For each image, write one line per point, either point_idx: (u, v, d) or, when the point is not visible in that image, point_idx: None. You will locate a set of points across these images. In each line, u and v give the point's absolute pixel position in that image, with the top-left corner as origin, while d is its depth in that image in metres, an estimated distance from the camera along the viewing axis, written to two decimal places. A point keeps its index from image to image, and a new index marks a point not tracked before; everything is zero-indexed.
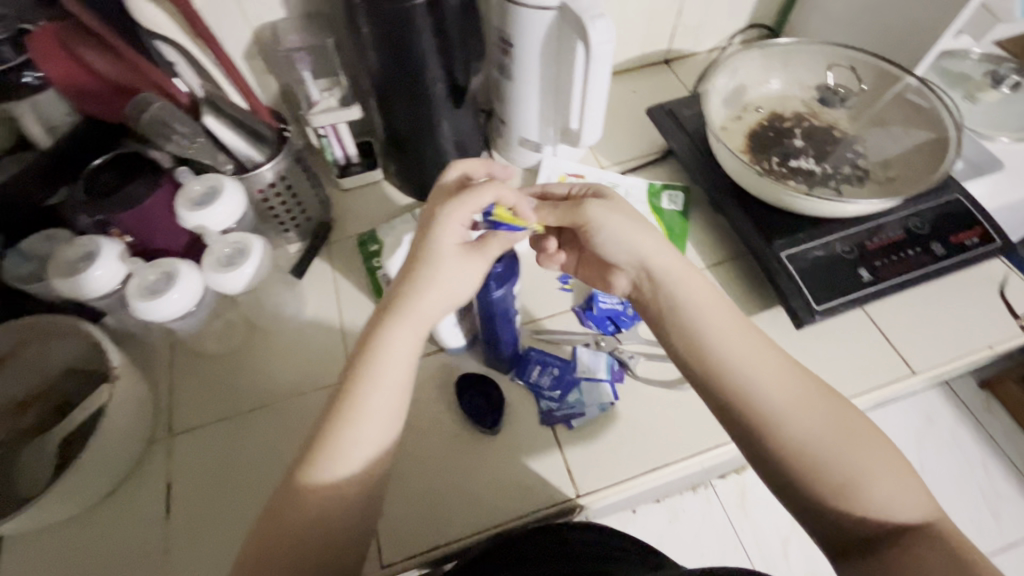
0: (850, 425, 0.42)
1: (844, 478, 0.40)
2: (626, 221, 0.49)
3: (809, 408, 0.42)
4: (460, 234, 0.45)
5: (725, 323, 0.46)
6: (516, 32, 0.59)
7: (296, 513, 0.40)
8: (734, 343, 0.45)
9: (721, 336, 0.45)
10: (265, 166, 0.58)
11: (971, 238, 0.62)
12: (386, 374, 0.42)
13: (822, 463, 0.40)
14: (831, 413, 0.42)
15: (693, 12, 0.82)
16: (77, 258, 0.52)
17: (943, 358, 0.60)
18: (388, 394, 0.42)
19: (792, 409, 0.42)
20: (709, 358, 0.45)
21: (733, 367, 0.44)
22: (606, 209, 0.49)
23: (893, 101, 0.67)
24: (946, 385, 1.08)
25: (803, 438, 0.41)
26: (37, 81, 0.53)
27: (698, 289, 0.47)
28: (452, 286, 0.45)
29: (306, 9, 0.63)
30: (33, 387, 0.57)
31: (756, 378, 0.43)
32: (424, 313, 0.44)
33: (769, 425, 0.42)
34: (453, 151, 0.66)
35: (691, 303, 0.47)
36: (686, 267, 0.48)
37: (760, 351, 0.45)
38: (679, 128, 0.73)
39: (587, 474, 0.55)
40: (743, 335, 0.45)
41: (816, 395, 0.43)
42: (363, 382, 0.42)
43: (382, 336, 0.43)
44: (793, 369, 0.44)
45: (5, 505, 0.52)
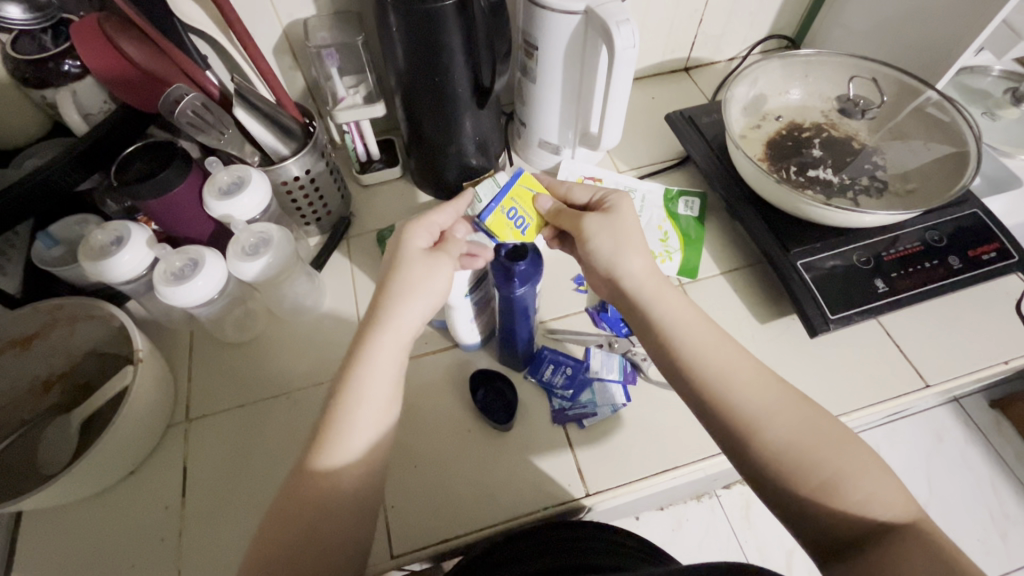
0: (829, 432, 0.43)
1: (822, 481, 0.40)
2: (614, 235, 0.50)
3: (783, 414, 0.43)
4: (425, 240, 0.49)
5: (699, 332, 0.47)
6: (541, 35, 0.60)
7: (312, 500, 0.40)
8: (710, 351, 0.46)
9: (696, 346, 0.46)
10: (290, 159, 0.59)
11: (989, 252, 0.61)
12: (375, 376, 0.44)
13: (803, 467, 0.41)
14: (809, 419, 0.43)
15: (714, 21, 0.83)
16: (107, 243, 0.53)
17: (957, 372, 0.60)
18: (380, 393, 0.44)
19: (769, 415, 0.43)
20: (686, 365, 0.46)
21: (710, 374, 0.45)
22: (599, 223, 0.51)
23: (913, 114, 0.68)
24: (957, 404, 1.07)
25: (782, 444, 0.42)
26: (76, 69, 0.55)
27: (674, 305, 0.49)
28: (431, 291, 0.47)
29: (336, 7, 0.65)
30: (57, 367, 0.59)
31: (733, 385, 0.44)
32: (408, 317, 0.46)
33: (745, 430, 0.43)
34: (473, 150, 0.67)
35: (667, 319, 0.48)
36: (660, 283, 0.50)
37: (735, 361, 0.46)
38: (697, 135, 0.74)
39: (597, 473, 0.55)
40: (717, 344, 0.47)
41: (793, 403, 0.44)
42: (354, 381, 0.43)
43: (369, 339, 0.44)
44: (767, 378, 0.45)
45: (25, 482, 0.53)
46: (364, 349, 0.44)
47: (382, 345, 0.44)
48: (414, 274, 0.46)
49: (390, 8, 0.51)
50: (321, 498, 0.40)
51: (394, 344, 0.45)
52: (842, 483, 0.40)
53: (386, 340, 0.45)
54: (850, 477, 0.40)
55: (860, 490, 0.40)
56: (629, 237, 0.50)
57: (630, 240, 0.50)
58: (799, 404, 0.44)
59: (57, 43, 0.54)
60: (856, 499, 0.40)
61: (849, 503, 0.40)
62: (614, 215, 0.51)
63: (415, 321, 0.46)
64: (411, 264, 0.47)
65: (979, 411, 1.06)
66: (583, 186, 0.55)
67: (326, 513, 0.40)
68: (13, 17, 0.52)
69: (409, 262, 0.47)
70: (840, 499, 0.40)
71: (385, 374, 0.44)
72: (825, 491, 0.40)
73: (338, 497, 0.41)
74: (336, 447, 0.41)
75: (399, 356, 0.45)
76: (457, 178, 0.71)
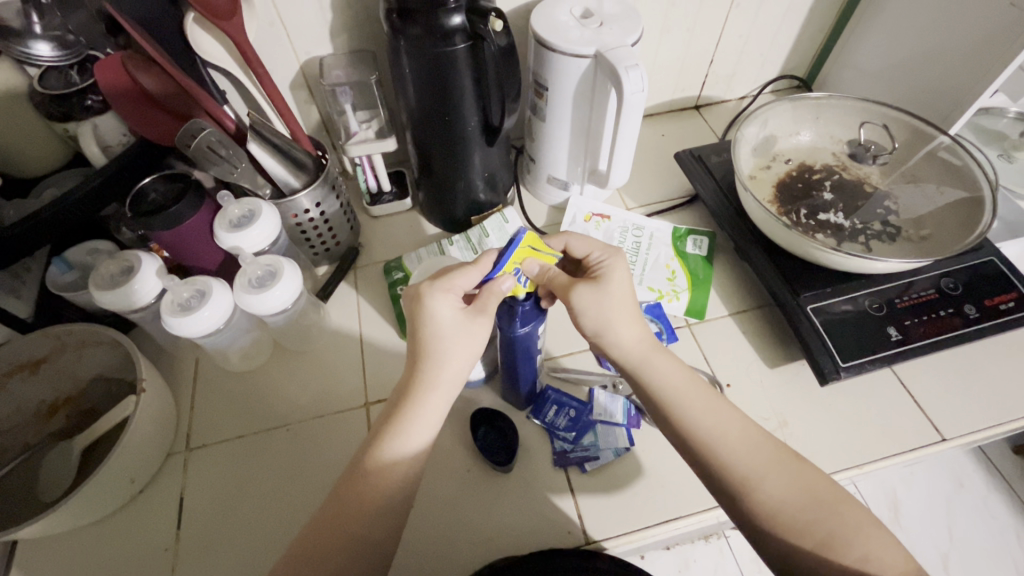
0: (825, 490, 0.42)
1: (818, 540, 0.40)
2: (599, 313, 0.48)
3: (777, 471, 0.43)
4: (457, 303, 0.45)
5: (695, 385, 0.47)
6: (551, 77, 0.61)
7: (321, 551, 0.40)
8: (703, 403, 0.46)
9: (686, 396, 0.46)
10: (301, 193, 0.60)
11: (1007, 302, 0.60)
12: (408, 435, 0.43)
13: (798, 524, 0.40)
14: (801, 476, 0.43)
15: (725, 62, 0.84)
16: (117, 273, 0.54)
17: (976, 425, 0.58)
18: (410, 456, 0.43)
19: (764, 470, 0.42)
20: (679, 415, 0.45)
21: (704, 427, 0.44)
22: (588, 299, 0.47)
23: (926, 158, 0.67)
24: (978, 448, 1.04)
25: (776, 499, 0.41)
26: (98, 104, 0.57)
27: (667, 370, 0.47)
28: (468, 356, 0.45)
29: (352, 46, 0.67)
30: (63, 392, 0.59)
31: (725, 439, 0.44)
32: (449, 383, 0.45)
33: (747, 488, 0.42)
34: (482, 185, 0.68)
35: (657, 383, 0.47)
36: (649, 347, 0.48)
37: (727, 412, 0.46)
38: (707, 174, 0.74)
39: (599, 519, 0.54)
40: (709, 398, 0.46)
41: (787, 458, 0.43)
42: (389, 443, 0.43)
43: (412, 407, 0.44)
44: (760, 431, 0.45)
45: (24, 508, 0.53)
46: (404, 415, 0.44)
47: (423, 413, 0.44)
48: (453, 344, 0.45)
49: (404, 51, 0.52)
50: (339, 552, 0.40)
51: (434, 407, 0.44)
52: (835, 541, 0.40)
53: (428, 408, 0.44)
54: (846, 535, 0.40)
55: (856, 549, 0.39)
56: (625, 298, 0.48)
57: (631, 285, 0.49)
58: (795, 462, 0.43)
59: (84, 77, 0.56)
60: (854, 557, 0.39)
61: (844, 561, 0.39)
62: (605, 287, 0.48)
63: (456, 380, 0.45)
64: (442, 331, 0.45)
65: (1001, 456, 1.03)
66: (585, 240, 0.51)
67: (342, 565, 0.40)
68: (42, 54, 0.55)
69: (444, 334, 0.45)
70: (840, 555, 0.39)
71: (423, 441, 0.44)
72: (818, 550, 0.39)
73: (348, 552, 0.40)
74: (358, 507, 0.41)
75: (439, 420, 0.45)
76: (465, 213, 0.71)
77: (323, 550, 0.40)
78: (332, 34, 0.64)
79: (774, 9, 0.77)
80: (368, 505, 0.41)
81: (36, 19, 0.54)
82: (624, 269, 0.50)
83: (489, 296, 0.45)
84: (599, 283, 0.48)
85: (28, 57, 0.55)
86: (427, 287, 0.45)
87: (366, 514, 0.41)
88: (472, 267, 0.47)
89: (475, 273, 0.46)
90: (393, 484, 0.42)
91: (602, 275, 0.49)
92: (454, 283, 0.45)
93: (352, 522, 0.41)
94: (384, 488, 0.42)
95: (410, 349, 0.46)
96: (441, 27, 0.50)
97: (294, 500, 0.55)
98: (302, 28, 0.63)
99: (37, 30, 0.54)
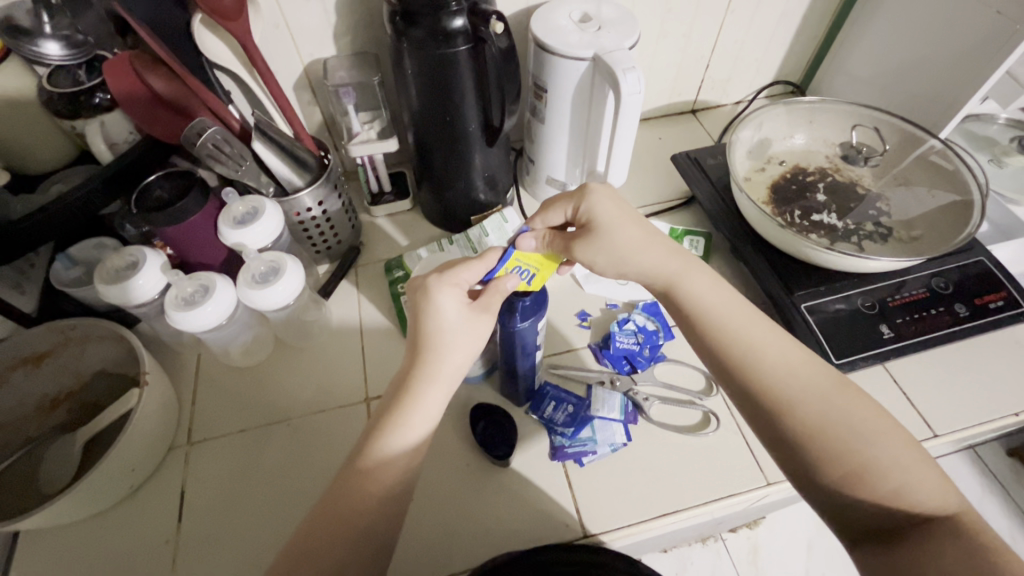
0: (867, 419, 0.42)
1: (849, 471, 0.40)
2: (611, 255, 0.50)
3: (817, 396, 0.43)
4: (456, 295, 0.46)
5: (732, 300, 0.48)
6: (551, 79, 0.62)
7: (324, 540, 0.41)
8: (743, 324, 0.47)
9: (727, 316, 0.47)
10: (303, 191, 0.61)
11: (996, 301, 0.61)
12: (410, 425, 0.44)
13: (830, 454, 0.41)
14: (840, 404, 0.43)
15: (721, 67, 0.86)
16: (122, 267, 0.55)
17: (968, 423, 0.59)
18: (412, 446, 0.44)
19: (803, 391, 0.43)
20: (712, 333, 0.47)
21: (744, 344, 0.46)
22: (595, 247, 0.49)
23: (917, 161, 0.68)
24: (973, 452, 1.05)
25: (813, 423, 0.42)
26: (106, 101, 0.58)
27: (705, 286, 0.49)
28: (469, 349, 0.46)
29: (355, 48, 0.68)
30: (65, 387, 0.60)
31: (764, 359, 0.45)
32: (449, 375, 0.46)
33: (788, 405, 0.43)
34: (482, 185, 0.69)
35: (699, 300, 0.48)
36: (683, 263, 0.50)
37: (771, 334, 0.46)
38: (703, 176, 0.75)
39: (598, 513, 0.54)
40: (754, 320, 0.47)
41: (829, 384, 0.44)
42: (391, 434, 0.43)
43: (414, 396, 0.45)
44: (804, 355, 0.46)
45: (26, 501, 0.54)
46: (406, 407, 0.44)
47: (425, 404, 0.45)
48: (455, 333, 0.46)
49: (406, 52, 0.54)
50: (341, 541, 0.41)
51: (437, 398, 0.45)
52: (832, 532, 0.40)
53: (430, 399, 0.45)
54: (881, 467, 0.40)
55: (894, 480, 0.40)
56: (626, 237, 0.50)
57: (634, 219, 0.51)
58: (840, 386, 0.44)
59: (90, 77, 0.57)
60: (889, 488, 0.40)
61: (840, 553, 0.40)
62: (604, 229, 0.49)
63: (457, 371, 0.46)
64: (444, 325, 0.45)
65: (996, 459, 1.04)
66: (556, 206, 0.52)
67: (345, 555, 0.40)
68: (51, 54, 0.56)
69: (444, 323, 0.45)
70: (876, 483, 0.40)
71: (423, 430, 0.45)
72: None
73: (351, 540, 0.41)
74: (359, 496, 0.42)
75: (439, 412, 0.46)
76: (466, 212, 0.72)
77: (326, 538, 0.41)
78: (336, 36, 0.66)
79: (768, 15, 0.79)
80: (367, 496, 0.42)
81: (47, 20, 0.55)
82: (607, 200, 0.51)
83: (490, 291, 0.47)
84: (595, 228, 0.49)
85: (39, 57, 0.56)
86: (434, 280, 0.46)
87: (368, 505, 0.42)
88: (476, 261, 0.48)
89: (478, 267, 0.48)
90: (393, 474, 0.43)
91: (594, 217, 0.50)
92: (455, 278, 0.46)
93: (355, 512, 0.41)
94: (386, 478, 0.43)
95: (410, 342, 0.47)
96: (444, 29, 0.51)
97: (295, 493, 0.56)
98: (306, 30, 0.64)
99: (47, 29, 0.55)
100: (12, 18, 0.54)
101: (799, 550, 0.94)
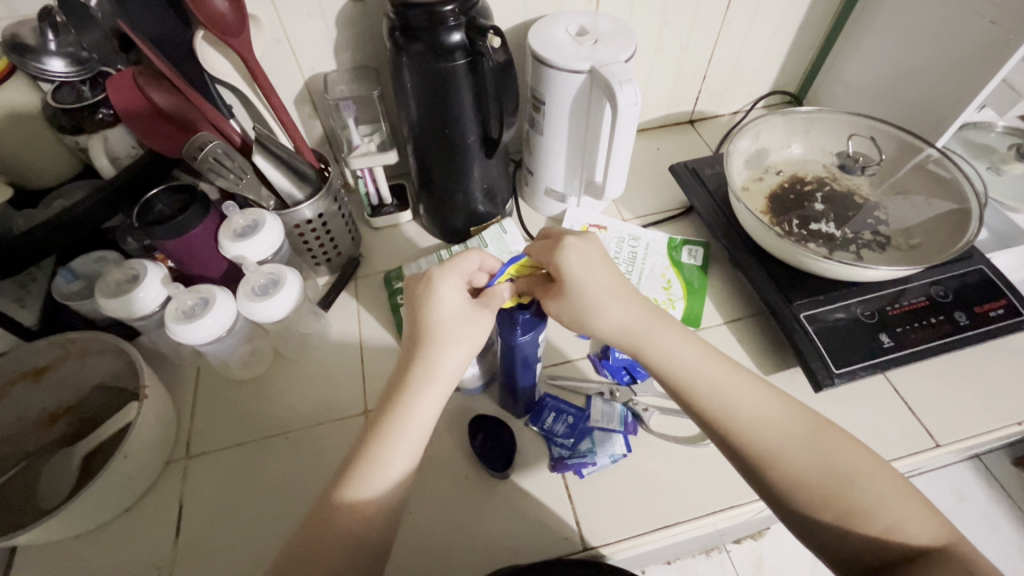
0: (843, 461, 0.42)
1: (837, 516, 0.41)
2: (575, 312, 0.49)
3: (802, 446, 0.43)
4: (462, 290, 0.46)
5: (708, 358, 0.47)
6: (548, 92, 0.62)
7: (309, 564, 0.38)
8: (718, 381, 0.46)
9: (699, 374, 0.46)
10: (304, 204, 0.61)
11: (995, 309, 0.61)
12: (402, 427, 0.42)
13: (817, 501, 0.41)
14: (821, 450, 0.43)
15: (718, 79, 0.86)
16: (123, 280, 0.56)
17: (971, 433, 0.58)
18: (404, 450, 0.42)
19: (781, 445, 0.43)
20: (689, 392, 0.46)
21: (719, 400, 0.45)
22: (559, 307, 0.49)
23: (914, 170, 0.69)
24: (980, 461, 1.05)
25: (800, 474, 0.42)
26: (109, 117, 0.59)
27: (678, 346, 0.48)
28: (470, 346, 0.45)
29: (355, 63, 0.69)
30: (64, 401, 0.60)
31: (741, 415, 0.44)
32: (446, 375, 0.44)
33: (769, 461, 0.43)
34: (481, 198, 0.70)
35: (672, 362, 0.47)
36: (650, 318, 0.49)
37: (743, 386, 0.46)
38: (701, 187, 0.75)
39: (597, 526, 0.54)
40: (725, 371, 0.47)
41: (810, 433, 0.44)
42: (387, 426, 0.43)
43: (410, 391, 0.43)
44: (777, 401, 0.45)
45: (23, 515, 0.54)
46: (398, 401, 0.43)
47: (421, 399, 0.43)
48: (457, 333, 0.45)
49: (405, 66, 0.54)
50: (343, 546, 0.39)
51: (431, 401, 0.44)
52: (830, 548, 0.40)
53: (425, 396, 0.43)
54: (868, 508, 0.40)
55: (882, 520, 0.40)
56: (597, 293, 0.48)
57: (609, 285, 0.49)
58: (821, 432, 0.44)
59: (94, 93, 0.58)
60: (885, 526, 0.40)
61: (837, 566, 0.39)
62: (574, 289, 0.48)
63: (451, 376, 0.45)
64: (444, 317, 0.45)
65: (1003, 470, 1.03)
66: (535, 249, 0.51)
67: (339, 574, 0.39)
68: (55, 70, 0.56)
69: (447, 318, 0.45)
70: (867, 526, 0.40)
71: (411, 433, 0.43)
72: None
73: (347, 548, 0.39)
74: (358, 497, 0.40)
75: (433, 414, 0.44)
76: (465, 224, 0.73)
77: (311, 553, 0.39)
78: (336, 51, 0.67)
79: (764, 27, 0.80)
80: (355, 510, 0.40)
81: (52, 37, 0.55)
82: (574, 254, 0.49)
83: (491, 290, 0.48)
84: (563, 288, 0.48)
85: (43, 73, 0.56)
86: (438, 272, 0.47)
87: (359, 520, 0.40)
88: (475, 252, 0.49)
89: (478, 258, 0.49)
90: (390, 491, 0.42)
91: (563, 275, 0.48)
92: (457, 272, 0.47)
93: (341, 527, 0.40)
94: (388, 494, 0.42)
95: (407, 342, 0.46)
96: (441, 43, 0.52)
97: (293, 506, 0.56)
98: (307, 45, 0.65)
99: (52, 46, 0.55)
100: (17, 36, 0.54)
101: (803, 561, 0.93)
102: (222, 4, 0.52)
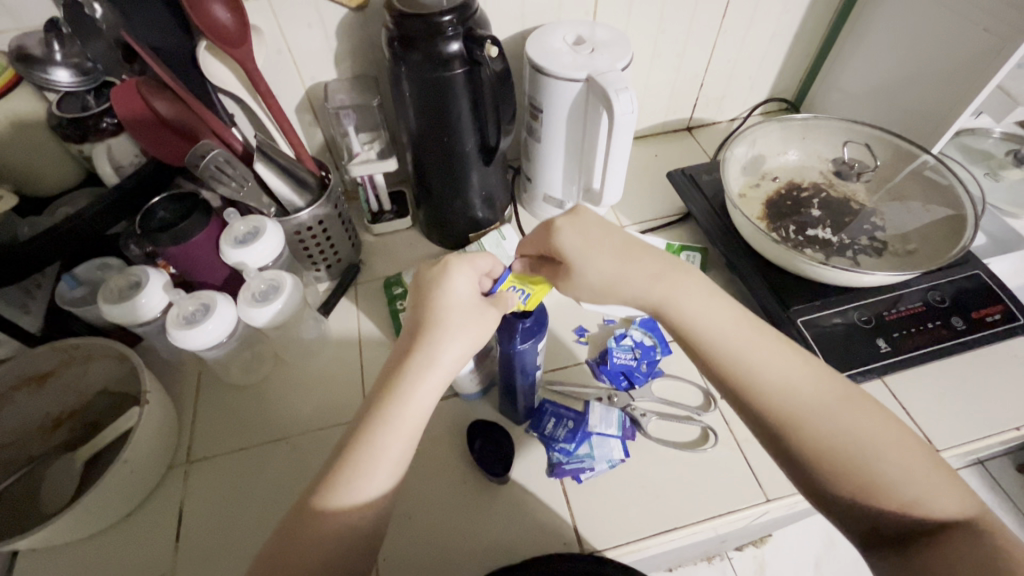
0: (866, 431, 0.41)
1: (856, 487, 0.40)
2: (591, 285, 0.49)
3: (828, 412, 0.42)
4: (473, 283, 0.47)
5: (737, 322, 0.46)
6: (545, 100, 0.63)
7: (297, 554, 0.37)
8: (744, 345, 0.45)
9: (726, 338, 0.45)
10: (303, 210, 0.62)
11: (993, 314, 0.61)
12: (400, 414, 0.41)
13: (839, 468, 0.41)
14: (846, 417, 0.42)
15: (716, 86, 0.87)
16: (125, 287, 0.56)
17: (969, 438, 0.59)
18: (396, 436, 0.41)
19: (806, 410, 0.43)
20: (715, 356, 0.45)
21: (744, 365, 0.44)
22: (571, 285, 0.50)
23: (910, 176, 0.69)
24: (982, 466, 1.04)
25: (826, 438, 0.41)
26: (114, 126, 0.60)
27: (705, 309, 0.46)
28: (472, 337, 0.45)
29: (355, 72, 0.69)
30: (68, 406, 0.60)
31: (766, 379, 0.44)
32: (447, 363, 0.44)
33: (793, 427, 0.43)
34: (480, 204, 0.70)
35: (697, 325, 0.46)
36: (676, 277, 0.48)
37: (772, 349, 0.45)
38: (698, 193, 0.76)
39: (595, 531, 0.54)
40: (752, 335, 0.46)
41: (836, 398, 0.43)
42: (381, 412, 0.41)
43: (409, 375, 0.42)
44: (807, 365, 0.44)
45: (26, 520, 0.54)
46: (396, 384, 0.42)
47: (418, 385, 0.42)
48: (462, 321, 0.45)
49: (404, 75, 0.55)
50: (331, 537, 0.38)
51: (429, 389, 0.43)
52: None
53: (424, 381, 0.42)
54: (864, 512, 0.40)
55: (877, 523, 0.40)
56: (614, 262, 0.48)
57: (627, 252, 0.49)
58: (847, 400, 0.43)
59: (100, 103, 0.59)
60: (880, 529, 0.40)
61: None
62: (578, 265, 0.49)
63: (452, 367, 0.44)
64: (451, 303, 0.45)
65: (1007, 476, 1.03)
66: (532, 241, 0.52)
67: None
68: (60, 80, 0.56)
69: (453, 305, 0.45)
70: (871, 523, 0.40)
71: (407, 422, 0.41)
72: None
73: (339, 542, 0.38)
74: (353, 481, 0.39)
75: (431, 403, 0.43)
76: (464, 230, 0.73)
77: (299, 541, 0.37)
78: (337, 60, 0.68)
79: (760, 35, 0.81)
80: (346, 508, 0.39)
81: (57, 48, 0.55)
82: (575, 232, 0.49)
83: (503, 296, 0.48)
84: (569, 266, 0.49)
85: (48, 83, 0.56)
86: (454, 259, 0.47)
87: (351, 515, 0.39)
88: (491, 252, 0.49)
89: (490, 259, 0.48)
90: None
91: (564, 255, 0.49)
92: (471, 266, 0.47)
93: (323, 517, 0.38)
94: None
95: (409, 327, 0.45)
96: (439, 53, 0.53)
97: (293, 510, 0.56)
98: (307, 54, 0.66)
99: (57, 57, 0.56)
100: (22, 47, 0.55)
101: (806, 566, 0.93)
102: (225, 16, 0.53)
